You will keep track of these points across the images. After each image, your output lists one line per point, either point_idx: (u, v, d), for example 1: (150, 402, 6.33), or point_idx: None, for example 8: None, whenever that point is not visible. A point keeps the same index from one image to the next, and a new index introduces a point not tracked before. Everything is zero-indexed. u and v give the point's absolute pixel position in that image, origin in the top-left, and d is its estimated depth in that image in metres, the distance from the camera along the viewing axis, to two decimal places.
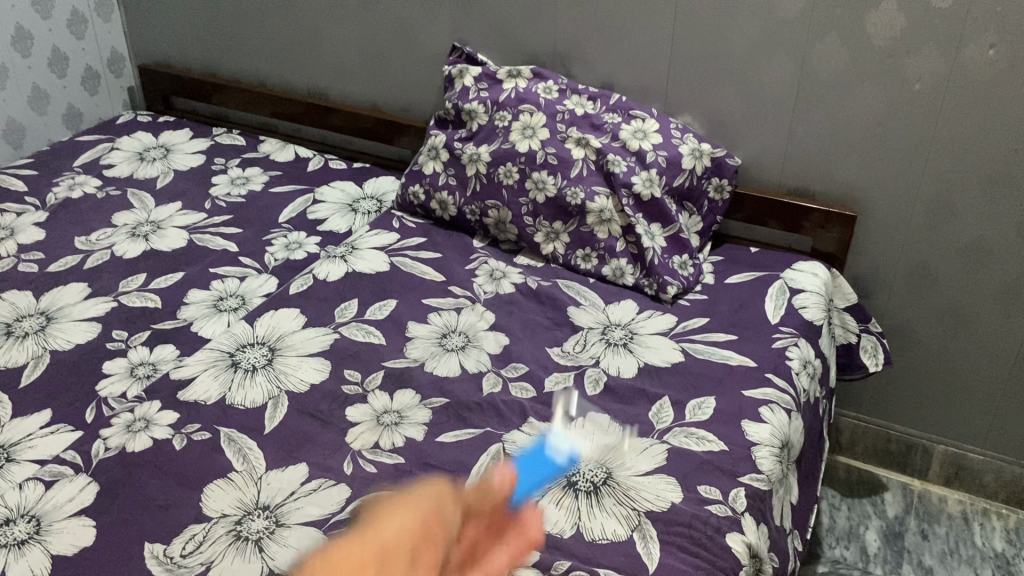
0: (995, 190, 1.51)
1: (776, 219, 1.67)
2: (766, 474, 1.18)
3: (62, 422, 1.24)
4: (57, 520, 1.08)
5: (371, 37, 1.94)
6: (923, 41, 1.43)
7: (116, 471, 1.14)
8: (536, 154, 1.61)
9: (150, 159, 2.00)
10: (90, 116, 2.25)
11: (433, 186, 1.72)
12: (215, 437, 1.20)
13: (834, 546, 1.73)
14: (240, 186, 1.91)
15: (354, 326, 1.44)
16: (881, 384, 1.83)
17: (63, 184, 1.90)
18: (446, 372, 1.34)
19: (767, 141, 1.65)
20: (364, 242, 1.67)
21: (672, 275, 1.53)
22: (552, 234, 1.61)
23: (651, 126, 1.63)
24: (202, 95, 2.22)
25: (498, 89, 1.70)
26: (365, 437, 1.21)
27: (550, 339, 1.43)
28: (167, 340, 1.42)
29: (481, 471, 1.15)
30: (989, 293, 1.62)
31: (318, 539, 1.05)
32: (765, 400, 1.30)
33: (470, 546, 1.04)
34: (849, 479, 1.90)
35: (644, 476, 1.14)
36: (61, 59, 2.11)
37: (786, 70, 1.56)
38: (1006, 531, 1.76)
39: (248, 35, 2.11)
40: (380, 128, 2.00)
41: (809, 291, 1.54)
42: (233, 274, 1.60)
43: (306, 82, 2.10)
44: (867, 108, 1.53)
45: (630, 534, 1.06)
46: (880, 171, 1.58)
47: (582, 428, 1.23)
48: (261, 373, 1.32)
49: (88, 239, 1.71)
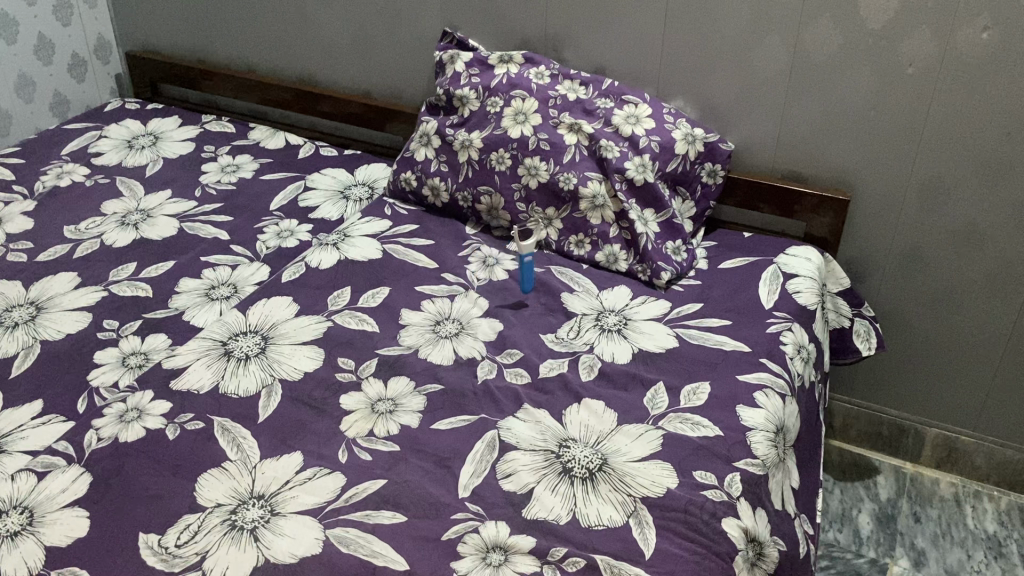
0: (987, 173, 1.51)
1: (769, 204, 1.66)
2: (761, 458, 1.19)
3: (54, 413, 1.23)
4: (50, 511, 1.07)
5: (361, 22, 1.92)
6: (915, 24, 1.43)
7: (109, 461, 1.14)
8: (528, 140, 1.60)
9: (138, 147, 1.98)
10: (77, 104, 2.23)
11: (424, 173, 1.71)
12: (209, 427, 1.19)
13: (827, 529, 1.74)
14: (230, 173, 1.90)
15: (347, 314, 1.43)
16: (873, 368, 1.83)
17: (51, 173, 1.88)
18: (441, 359, 1.34)
19: (759, 125, 1.64)
20: (356, 230, 1.66)
21: (666, 261, 1.53)
22: (545, 220, 1.61)
23: (643, 111, 1.62)
24: (191, 82, 2.19)
25: (489, 74, 1.69)
26: (360, 425, 1.21)
27: (544, 325, 1.42)
28: (159, 329, 1.41)
29: (477, 458, 1.15)
30: (981, 277, 1.62)
31: (314, 527, 1.05)
32: (759, 385, 1.30)
33: (466, 533, 1.04)
34: (842, 462, 1.91)
35: (640, 462, 1.14)
36: (47, 46, 2.08)
37: (778, 52, 1.55)
38: (997, 513, 1.77)
39: (236, 20, 2.09)
40: (371, 114, 1.99)
41: (802, 276, 1.53)
42: (224, 263, 1.59)
43: (295, 68, 2.08)
44: (859, 92, 1.53)
45: (627, 519, 1.06)
46: (874, 155, 1.58)
47: (577, 414, 1.23)
48: (254, 362, 1.31)
49: (76, 228, 1.69)
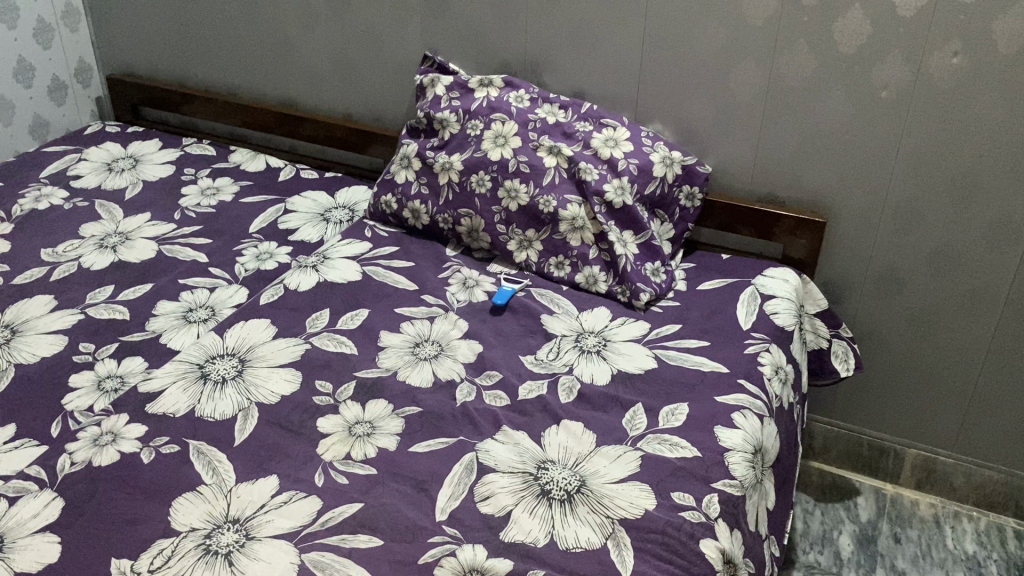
0: (962, 196, 1.53)
1: (747, 226, 1.68)
2: (739, 479, 1.19)
3: (26, 437, 1.21)
4: (20, 536, 1.06)
5: (342, 46, 1.93)
6: (888, 48, 1.45)
7: (82, 486, 1.12)
8: (508, 162, 1.61)
9: (118, 170, 1.98)
10: (57, 127, 2.22)
11: (405, 195, 1.71)
12: (184, 450, 1.18)
13: (808, 551, 1.74)
14: (210, 196, 1.90)
15: (325, 336, 1.43)
16: (853, 388, 1.84)
17: (29, 196, 1.87)
18: (419, 381, 1.33)
19: (737, 148, 1.66)
20: (335, 252, 1.66)
21: (645, 282, 1.53)
22: (524, 242, 1.61)
23: (622, 134, 1.63)
24: (171, 105, 2.20)
25: (469, 98, 1.70)
26: (337, 448, 1.20)
27: (523, 347, 1.43)
28: (136, 352, 1.40)
29: (454, 481, 1.15)
30: (956, 297, 1.64)
31: (288, 551, 1.04)
32: (737, 406, 1.30)
33: (443, 557, 1.04)
34: (822, 484, 1.91)
35: (618, 484, 1.14)
36: (27, 69, 2.08)
37: (754, 77, 1.57)
38: (977, 534, 1.78)
39: (217, 44, 2.09)
40: (352, 137, 1.99)
41: (780, 297, 1.54)
42: (203, 286, 1.58)
43: (276, 91, 2.09)
44: (834, 115, 1.55)
45: (604, 541, 1.06)
46: (849, 178, 1.59)
47: (555, 436, 1.23)
48: (231, 385, 1.30)
49: (54, 251, 1.68)
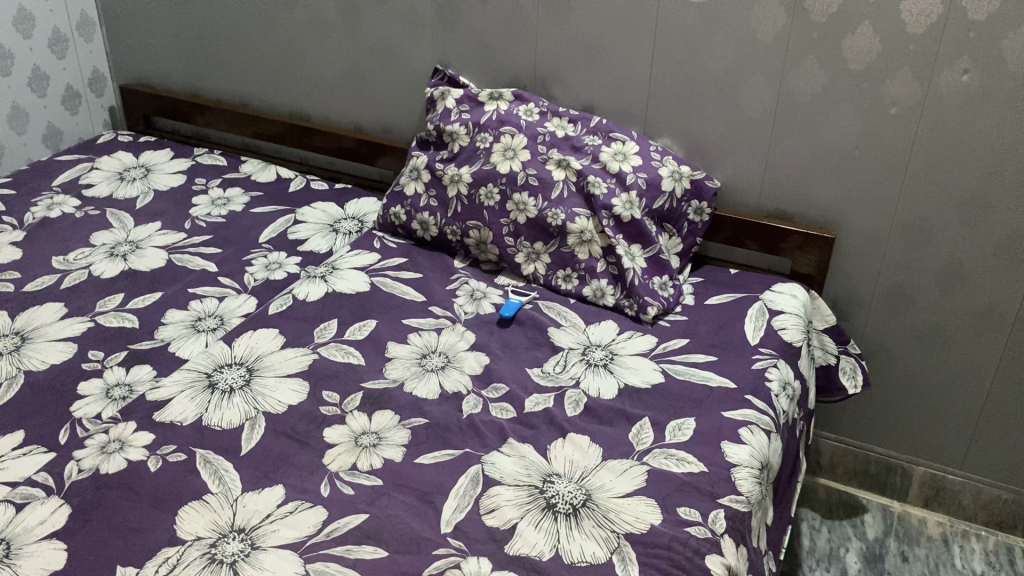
0: (971, 213, 1.53)
1: (756, 241, 1.68)
2: (745, 495, 1.18)
3: (35, 444, 1.22)
4: (27, 543, 1.06)
5: (353, 58, 1.94)
6: (899, 66, 1.46)
7: (89, 493, 1.13)
8: (516, 175, 1.62)
9: (130, 179, 1.99)
10: (70, 136, 2.24)
11: (414, 207, 1.72)
12: (191, 459, 1.19)
13: (814, 568, 1.73)
14: (220, 206, 1.91)
15: (333, 347, 1.43)
16: (861, 404, 1.83)
17: (41, 204, 1.88)
18: (426, 393, 1.33)
19: (745, 163, 1.66)
20: (344, 263, 1.66)
21: (652, 296, 1.54)
22: (533, 255, 1.62)
23: (630, 148, 1.64)
24: (183, 115, 2.21)
25: (479, 111, 1.71)
26: (343, 459, 1.20)
27: (530, 359, 1.43)
28: (144, 361, 1.40)
29: (460, 494, 1.14)
30: (965, 314, 1.63)
31: (293, 562, 1.04)
32: (745, 421, 1.30)
33: (448, 569, 1.03)
34: (829, 500, 1.90)
35: (623, 499, 1.14)
36: (41, 79, 2.10)
37: (763, 92, 1.57)
38: (985, 553, 1.76)
39: (230, 55, 2.11)
40: (363, 148, 2.00)
41: (788, 312, 1.54)
42: (212, 295, 1.59)
43: (287, 102, 2.10)
44: (843, 131, 1.55)
45: (609, 556, 1.05)
46: (857, 194, 1.59)
47: (562, 449, 1.22)
48: (238, 394, 1.30)
49: (65, 259, 1.69)
